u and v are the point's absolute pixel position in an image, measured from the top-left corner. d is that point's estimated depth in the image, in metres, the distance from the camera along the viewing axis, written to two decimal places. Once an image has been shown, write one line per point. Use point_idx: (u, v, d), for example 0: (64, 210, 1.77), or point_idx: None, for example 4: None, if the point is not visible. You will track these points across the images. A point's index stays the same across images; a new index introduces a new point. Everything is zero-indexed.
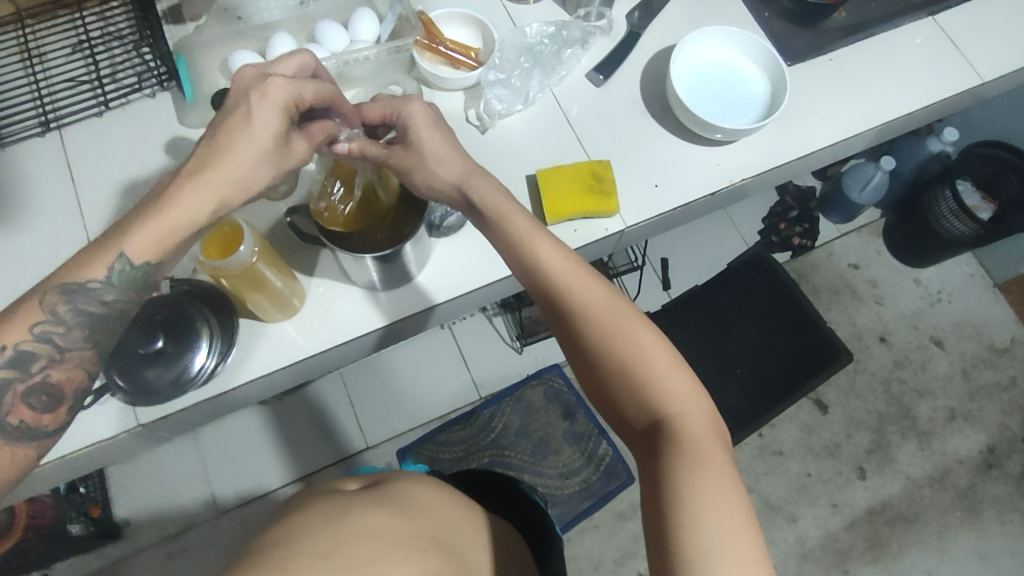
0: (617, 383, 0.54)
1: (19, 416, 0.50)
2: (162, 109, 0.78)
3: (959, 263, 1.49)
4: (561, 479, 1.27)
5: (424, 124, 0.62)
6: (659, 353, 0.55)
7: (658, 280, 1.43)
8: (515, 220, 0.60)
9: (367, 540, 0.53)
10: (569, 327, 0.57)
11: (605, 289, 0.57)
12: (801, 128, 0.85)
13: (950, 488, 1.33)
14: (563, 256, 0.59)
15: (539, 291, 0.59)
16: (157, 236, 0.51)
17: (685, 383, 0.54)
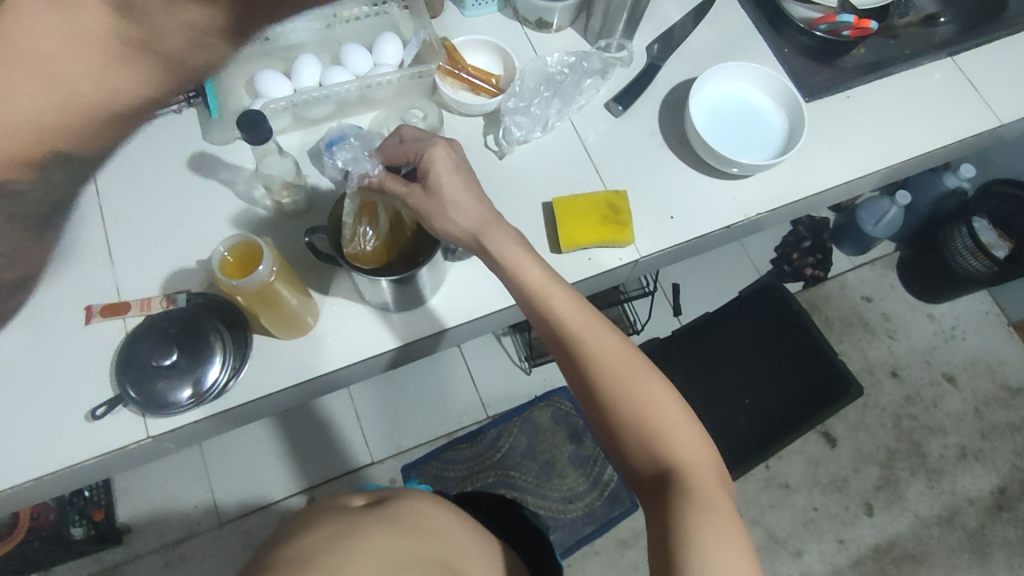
0: (626, 430, 0.55)
1: None
2: (187, 125, 0.80)
3: (974, 300, 1.48)
4: (564, 502, 1.25)
5: (447, 168, 0.62)
6: (668, 402, 0.56)
7: (669, 306, 1.42)
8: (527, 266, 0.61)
9: (372, 559, 0.53)
10: (581, 375, 0.58)
11: (615, 338, 0.59)
12: (818, 164, 0.86)
13: (959, 528, 1.31)
14: (575, 305, 0.60)
15: (552, 339, 0.60)
16: None
17: (691, 432, 0.56)
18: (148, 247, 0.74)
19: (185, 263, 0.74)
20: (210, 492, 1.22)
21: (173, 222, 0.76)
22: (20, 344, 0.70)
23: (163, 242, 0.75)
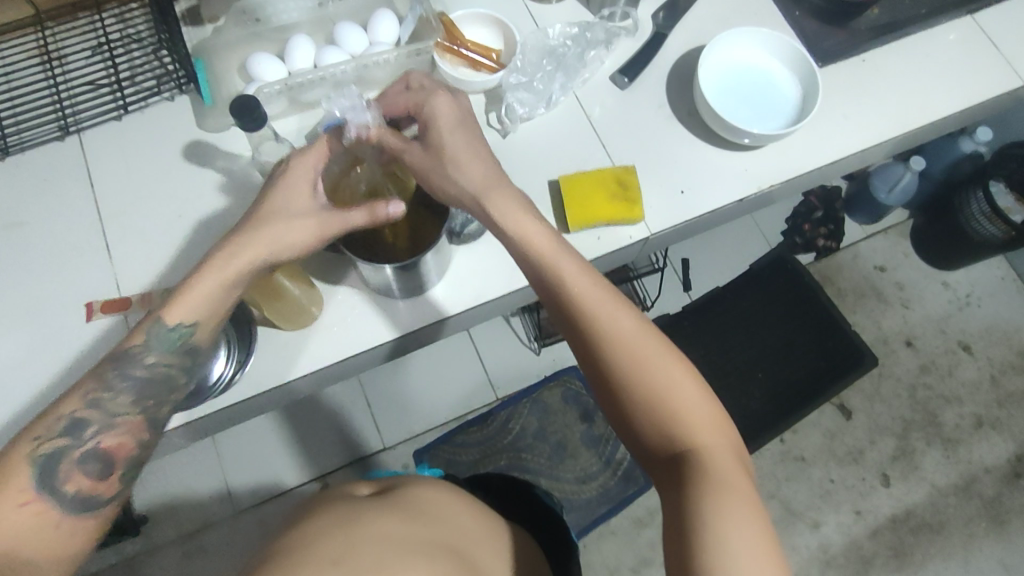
0: (640, 410, 0.53)
1: (76, 484, 0.52)
2: (180, 112, 0.77)
3: (990, 266, 1.45)
4: (578, 484, 1.23)
5: (448, 123, 0.61)
6: (685, 380, 0.54)
7: (678, 281, 1.41)
8: (535, 238, 0.58)
9: (376, 546, 0.53)
10: (592, 350, 0.55)
11: (629, 312, 0.56)
12: (833, 132, 0.83)
13: (976, 497, 1.30)
14: (586, 277, 0.57)
15: (562, 312, 0.57)
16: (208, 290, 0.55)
17: (708, 410, 0.54)
18: (147, 240, 0.73)
19: (185, 255, 0.72)
20: (223, 482, 1.22)
21: (172, 214, 0.74)
22: (25, 344, 0.69)
23: (161, 235, 0.73)
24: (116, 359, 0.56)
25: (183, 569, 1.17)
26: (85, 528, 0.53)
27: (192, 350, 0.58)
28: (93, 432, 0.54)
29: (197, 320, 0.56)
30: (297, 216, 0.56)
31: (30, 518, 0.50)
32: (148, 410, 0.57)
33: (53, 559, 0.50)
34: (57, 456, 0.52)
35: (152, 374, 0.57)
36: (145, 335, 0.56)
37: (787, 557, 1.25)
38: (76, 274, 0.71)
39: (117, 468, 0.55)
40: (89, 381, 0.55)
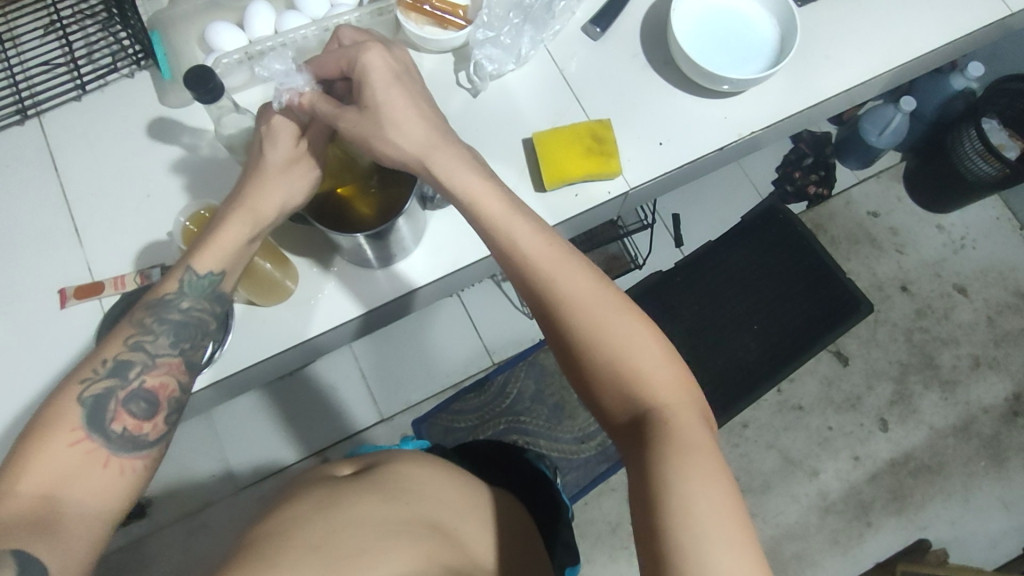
0: (603, 375, 0.53)
1: (122, 422, 0.55)
2: (141, 89, 0.75)
3: (985, 206, 1.43)
4: (577, 444, 1.23)
5: (383, 80, 0.57)
6: (648, 344, 0.53)
7: (670, 237, 1.39)
8: (489, 204, 0.58)
9: (358, 529, 0.53)
10: (551, 315, 0.55)
11: (588, 275, 0.55)
12: (815, 74, 0.80)
13: (974, 437, 1.30)
14: (543, 241, 0.56)
15: (520, 279, 0.56)
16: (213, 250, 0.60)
17: (672, 374, 0.53)
18: (117, 222, 0.71)
19: (156, 235, 0.71)
20: (224, 460, 1.23)
21: (140, 194, 0.72)
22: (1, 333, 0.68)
23: (130, 215, 0.72)
24: (152, 306, 0.60)
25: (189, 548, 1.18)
26: (131, 469, 0.54)
27: (220, 295, 0.62)
28: (137, 371, 0.57)
29: (224, 267, 0.61)
30: (291, 166, 0.61)
31: (81, 456, 0.51)
32: (186, 352, 0.61)
33: (102, 496, 0.51)
34: (107, 395, 0.55)
35: (189, 318, 0.61)
36: (177, 282, 0.60)
37: (787, 505, 1.26)
38: (48, 259, 0.70)
39: (161, 407, 0.58)
40: (126, 326, 0.58)
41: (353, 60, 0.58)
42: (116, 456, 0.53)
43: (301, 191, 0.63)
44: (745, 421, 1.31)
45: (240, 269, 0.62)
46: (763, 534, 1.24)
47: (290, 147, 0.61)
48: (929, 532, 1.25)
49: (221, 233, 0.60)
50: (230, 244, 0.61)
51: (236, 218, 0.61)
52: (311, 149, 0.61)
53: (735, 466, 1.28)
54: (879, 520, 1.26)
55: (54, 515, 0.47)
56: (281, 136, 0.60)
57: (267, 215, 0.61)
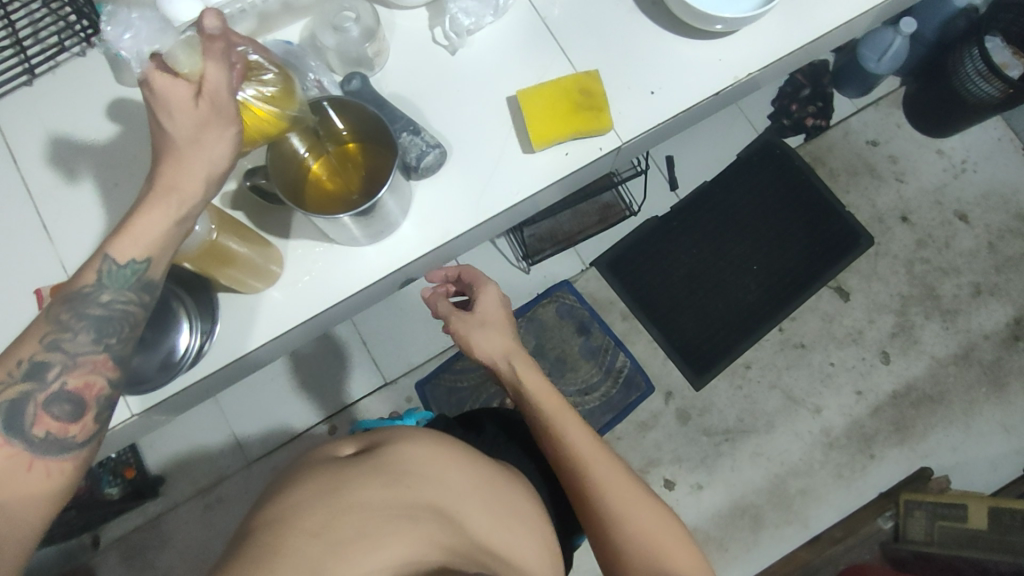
0: (626, 547, 0.60)
1: (44, 426, 0.50)
2: (95, 69, 0.70)
3: (986, 128, 1.39)
4: (580, 395, 1.28)
5: (492, 303, 0.73)
6: (666, 527, 0.62)
7: (664, 180, 1.34)
8: (551, 408, 0.68)
9: (360, 515, 0.50)
10: (593, 506, 0.62)
11: (625, 477, 0.64)
12: (814, 6, 0.75)
13: (976, 364, 1.30)
14: (592, 443, 0.66)
15: (568, 473, 0.64)
16: (136, 238, 0.50)
17: (687, 551, 0.61)
18: (85, 215, 0.68)
19: None
20: (230, 432, 1.22)
21: (108, 182, 0.68)
22: None
23: (99, 205, 0.68)
24: (70, 299, 0.52)
25: (204, 523, 1.19)
26: (60, 471, 0.50)
27: (149, 283, 0.53)
28: (56, 373, 0.51)
29: (149, 254, 0.51)
30: (202, 134, 0.48)
31: (2, 462, 0.49)
32: (113, 348, 0.54)
33: (26, 503, 0.48)
34: (23, 400, 0.50)
35: (112, 311, 0.53)
36: (96, 273, 0.52)
37: (791, 442, 1.27)
38: (18, 257, 0.67)
39: (89, 407, 0.53)
40: (41, 323, 0.52)
41: (470, 274, 0.74)
42: (39, 461, 0.50)
43: (224, 156, 0.50)
44: (747, 362, 1.30)
45: (170, 256, 0.52)
46: (768, 471, 1.26)
47: (189, 109, 0.47)
48: (932, 459, 1.26)
49: (143, 217, 0.50)
50: (151, 230, 0.50)
51: (154, 201, 0.49)
52: (215, 104, 0.47)
53: (739, 407, 1.29)
54: (883, 450, 1.27)
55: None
56: (173, 103, 0.46)
57: (193, 191, 0.50)
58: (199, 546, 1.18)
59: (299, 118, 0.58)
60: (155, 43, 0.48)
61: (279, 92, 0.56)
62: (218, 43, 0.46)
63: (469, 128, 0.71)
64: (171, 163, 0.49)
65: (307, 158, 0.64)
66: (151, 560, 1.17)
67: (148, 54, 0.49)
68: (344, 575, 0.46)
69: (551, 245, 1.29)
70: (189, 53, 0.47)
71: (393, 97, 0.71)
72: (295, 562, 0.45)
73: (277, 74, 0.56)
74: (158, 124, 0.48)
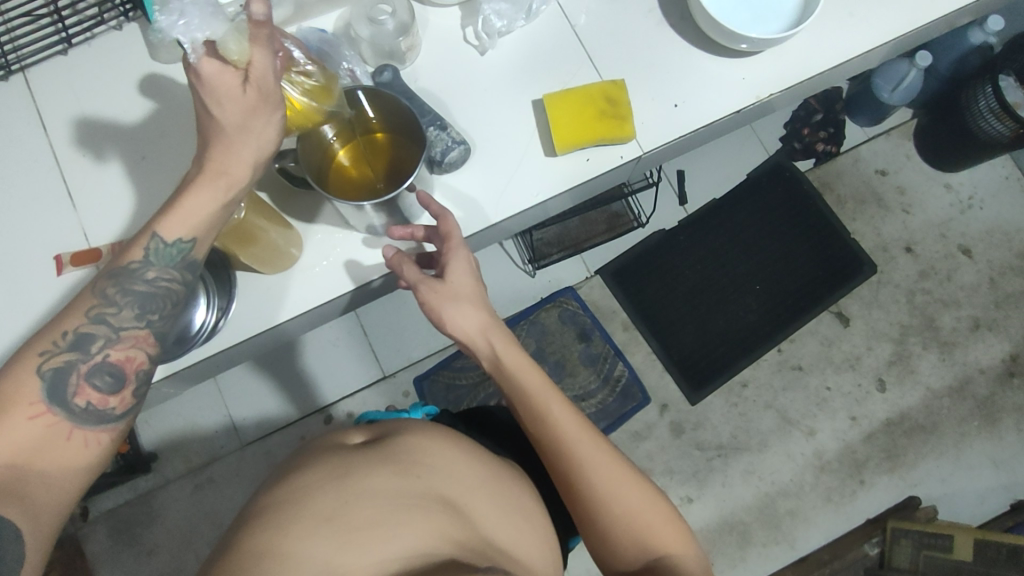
0: (613, 529, 0.59)
1: (86, 397, 0.53)
2: (130, 43, 0.71)
3: (994, 166, 1.41)
4: (577, 401, 1.29)
5: (463, 270, 0.65)
6: (654, 506, 0.61)
7: (674, 195, 1.35)
8: (529, 382, 0.64)
9: (369, 502, 0.52)
10: (574, 482, 0.61)
11: (604, 448, 0.62)
12: (837, 32, 0.77)
13: (970, 397, 1.31)
14: (571, 415, 0.63)
15: (548, 449, 0.62)
16: (183, 215, 0.54)
17: (676, 531, 0.60)
18: (110, 188, 0.69)
19: (151, 197, 0.69)
20: (227, 414, 1.22)
21: (135, 155, 0.69)
22: None
23: (123, 177, 0.69)
24: (117, 275, 0.55)
25: (195, 503, 1.19)
26: (98, 442, 0.53)
27: (191, 263, 0.57)
28: (100, 345, 0.54)
29: (194, 235, 0.55)
30: (249, 120, 0.51)
31: (42, 429, 0.50)
32: (155, 324, 0.57)
33: (64, 472, 0.50)
34: (67, 368, 0.52)
35: (156, 289, 0.56)
36: (143, 250, 0.55)
37: (783, 463, 1.28)
38: (39, 223, 0.68)
39: (128, 381, 0.55)
40: (87, 296, 0.55)
41: (443, 230, 0.64)
42: (79, 431, 0.52)
43: (271, 140, 0.54)
44: (744, 381, 1.31)
45: (213, 236, 0.56)
46: (758, 489, 1.27)
47: (237, 96, 0.50)
48: (920, 489, 1.27)
49: (192, 198, 0.53)
50: (199, 211, 0.54)
51: (204, 182, 0.53)
52: (262, 91, 0.50)
53: (734, 424, 1.30)
54: (872, 477, 1.28)
55: (19, 484, 0.47)
56: (222, 91, 0.49)
57: (239, 174, 0.53)
58: (188, 526, 1.18)
59: (334, 113, 0.60)
60: (208, 30, 0.47)
61: (319, 86, 0.58)
62: (264, 30, 0.48)
63: (492, 128, 0.72)
64: (219, 148, 0.52)
65: (337, 143, 0.66)
66: (138, 536, 1.17)
67: (201, 42, 0.47)
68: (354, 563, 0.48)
69: (559, 250, 1.30)
70: (238, 41, 0.48)
71: (421, 93, 0.73)
72: (308, 549, 0.48)
73: (320, 70, 0.59)
74: (207, 111, 0.51)
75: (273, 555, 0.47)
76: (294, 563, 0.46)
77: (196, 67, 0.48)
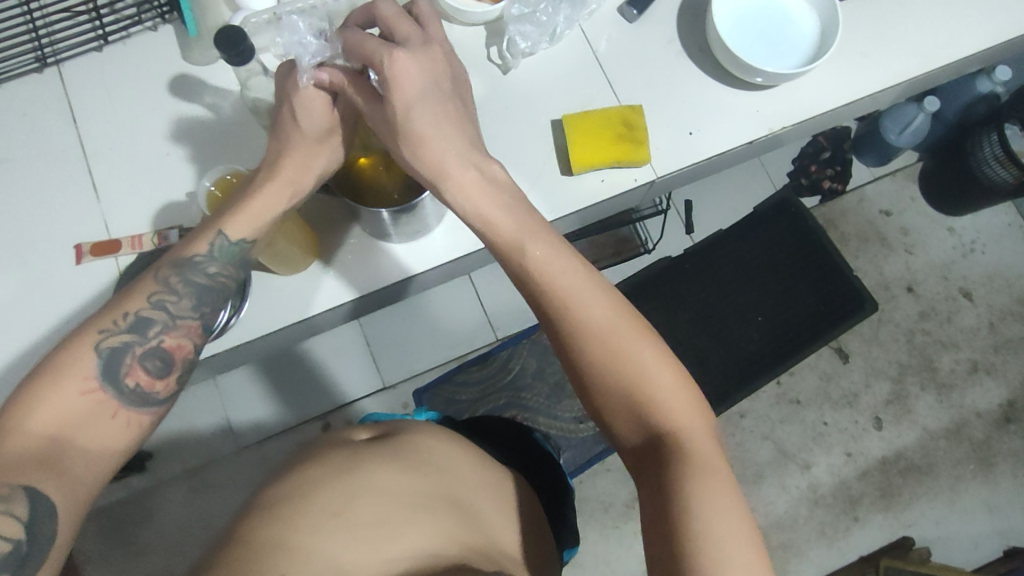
0: (612, 396, 0.54)
1: (136, 377, 0.54)
2: (164, 43, 0.73)
3: (996, 212, 1.43)
4: (576, 423, 1.23)
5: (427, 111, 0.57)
6: (661, 368, 0.54)
7: (681, 223, 1.37)
8: (517, 233, 0.58)
9: (377, 500, 0.52)
10: (570, 347, 0.55)
11: (607, 302, 0.56)
12: (850, 72, 0.79)
13: (966, 440, 1.32)
14: (568, 265, 0.57)
15: (541, 307, 0.57)
16: (250, 215, 0.59)
17: (687, 398, 0.53)
18: (136, 182, 0.70)
19: (175, 195, 0.70)
20: (225, 415, 1.22)
21: (162, 151, 0.71)
22: (17, 285, 0.68)
23: (146, 172, 0.70)
24: (180, 265, 0.59)
25: (188, 504, 1.18)
26: (140, 424, 0.54)
27: (246, 260, 0.61)
28: (156, 330, 0.57)
29: (256, 236, 0.60)
30: None
31: (92, 404, 0.51)
32: (205, 316, 0.60)
33: (104, 449, 0.51)
34: (124, 348, 0.54)
35: (213, 283, 0.60)
36: (208, 245, 0.59)
37: (778, 496, 1.28)
38: (63, 211, 0.69)
39: (175, 367, 0.58)
40: (150, 282, 0.57)
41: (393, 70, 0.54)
42: (125, 411, 0.53)
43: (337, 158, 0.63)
44: (742, 411, 1.31)
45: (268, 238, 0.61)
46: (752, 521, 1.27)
47: None
48: (915, 529, 1.27)
49: (262, 198, 0.60)
50: (265, 211, 0.60)
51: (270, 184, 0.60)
52: None
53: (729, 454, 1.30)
54: (867, 515, 1.28)
55: (59, 456, 0.48)
56: None
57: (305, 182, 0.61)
58: (180, 527, 1.17)
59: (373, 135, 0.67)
60: None
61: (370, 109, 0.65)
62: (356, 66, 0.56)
63: (509, 145, 0.74)
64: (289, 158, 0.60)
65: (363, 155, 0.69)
66: (128, 535, 1.16)
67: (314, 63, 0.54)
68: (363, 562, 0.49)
69: None
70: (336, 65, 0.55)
71: None
72: (318, 548, 0.48)
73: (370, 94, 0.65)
74: None
75: (280, 552, 0.47)
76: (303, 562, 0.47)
77: (301, 88, 0.58)
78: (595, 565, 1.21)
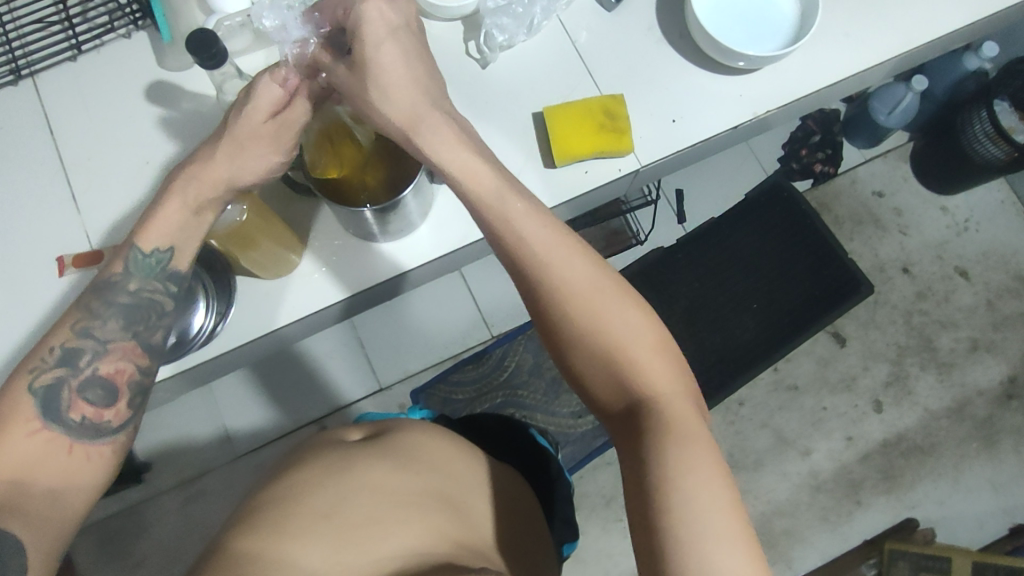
0: (592, 361, 0.52)
1: (81, 412, 0.55)
2: (138, 50, 0.73)
3: (990, 189, 1.42)
4: (573, 418, 1.22)
5: (391, 64, 0.55)
6: (640, 331, 0.52)
7: (672, 213, 1.38)
8: (488, 193, 0.56)
9: (367, 499, 0.52)
10: (548, 310, 0.54)
11: (585, 262, 0.54)
12: (834, 52, 0.78)
13: (968, 419, 1.31)
14: (542, 225, 0.55)
15: (518, 270, 0.55)
16: (162, 226, 0.58)
17: (666, 363, 0.52)
18: (113, 192, 0.70)
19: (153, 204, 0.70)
20: (221, 424, 1.22)
21: (138, 160, 0.70)
22: None
23: (123, 181, 0.70)
24: (100, 289, 0.58)
25: (185, 514, 1.18)
26: (100, 454, 0.55)
27: (173, 273, 0.59)
28: (88, 359, 0.56)
29: (169, 244, 0.58)
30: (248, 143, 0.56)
31: (44, 444, 0.52)
32: (140, 334, 0.59)
33: (70, 484, 0.52)
34: (59, 384, 0.54)
35: (139, 299, 0.59)
36: (123, 262, 0.58)
37: (778, 482, 1.28)
38: (39, 224, 0.69)
39: (121, 392, 0.58)
40: (73, 312, 0.57)
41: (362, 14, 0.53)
42: (82, 446, 0.54)
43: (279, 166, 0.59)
44: (740, 399, 1.31)
45: (191, 245, 0.59)
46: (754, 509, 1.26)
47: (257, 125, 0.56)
48: (919, 511, 1.27)
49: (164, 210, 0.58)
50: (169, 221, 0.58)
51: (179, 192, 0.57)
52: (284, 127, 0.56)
53: (729, 443, 1.29)
54: (869, 498, 1.27)
55: (20, 499, 0.48)
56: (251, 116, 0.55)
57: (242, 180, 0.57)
58: (178, 537, 1.17)
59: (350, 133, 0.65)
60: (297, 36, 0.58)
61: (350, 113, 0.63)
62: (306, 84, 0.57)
63: (489, 139, 0.73)
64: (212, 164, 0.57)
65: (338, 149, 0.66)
66: (127, 548, 1.16)
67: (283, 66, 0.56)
68: (352, 561, 0.48)
69: None
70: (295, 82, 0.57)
71: None
72: (307, 549, 0.47)
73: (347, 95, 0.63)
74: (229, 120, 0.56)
75: (264, 558, 0.46)
76: (289, 565, 0.46)
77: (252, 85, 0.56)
78: (597, 559, 1.21)
